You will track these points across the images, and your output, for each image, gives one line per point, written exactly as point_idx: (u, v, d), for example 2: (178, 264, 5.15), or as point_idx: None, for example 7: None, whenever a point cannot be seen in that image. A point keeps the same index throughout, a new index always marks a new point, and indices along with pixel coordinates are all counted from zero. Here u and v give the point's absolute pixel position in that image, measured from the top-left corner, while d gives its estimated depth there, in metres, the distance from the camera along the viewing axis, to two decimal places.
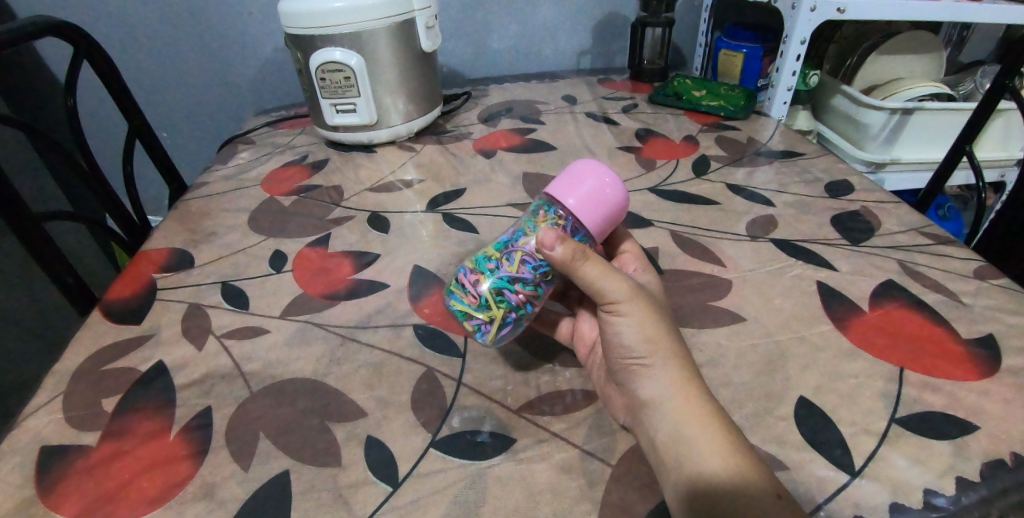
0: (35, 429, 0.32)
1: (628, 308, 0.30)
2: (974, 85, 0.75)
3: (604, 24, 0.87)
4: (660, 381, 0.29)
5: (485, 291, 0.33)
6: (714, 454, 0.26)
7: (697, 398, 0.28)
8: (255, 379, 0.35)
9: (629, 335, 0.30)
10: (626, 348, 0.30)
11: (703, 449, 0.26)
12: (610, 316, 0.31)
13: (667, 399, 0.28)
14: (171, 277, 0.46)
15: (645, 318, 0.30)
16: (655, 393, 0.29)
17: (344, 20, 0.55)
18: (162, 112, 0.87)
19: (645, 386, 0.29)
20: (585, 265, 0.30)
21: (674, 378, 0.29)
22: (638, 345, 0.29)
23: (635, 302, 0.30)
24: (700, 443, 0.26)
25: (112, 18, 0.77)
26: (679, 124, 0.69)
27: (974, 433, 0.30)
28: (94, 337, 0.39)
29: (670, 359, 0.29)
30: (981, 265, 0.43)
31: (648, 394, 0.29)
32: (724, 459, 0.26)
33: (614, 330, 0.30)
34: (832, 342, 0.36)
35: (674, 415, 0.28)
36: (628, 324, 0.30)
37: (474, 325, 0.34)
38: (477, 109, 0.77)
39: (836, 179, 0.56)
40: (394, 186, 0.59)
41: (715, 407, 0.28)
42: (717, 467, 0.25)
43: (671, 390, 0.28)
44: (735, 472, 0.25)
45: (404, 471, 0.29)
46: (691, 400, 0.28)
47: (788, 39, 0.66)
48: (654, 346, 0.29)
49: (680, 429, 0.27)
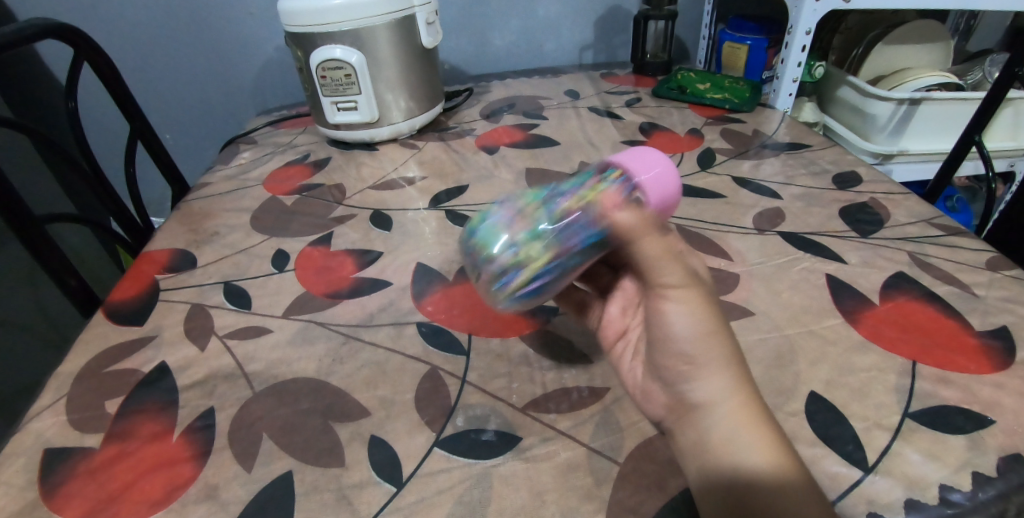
0: (39, 431, 0.32)
1: (684, 296, 0.26)
2: (982, 74, 0.74)
3: (607, 18, 0.86)
4: (716, 381, 0.25)
5: (523, 231, 0.30)
6: (767, 461, 0.24)
7: (753, 397, 0.25)
8: (258, 379, 0.35)
9: (684, 325, 0.26)
10: (678, 341, 0.26)
11: (757, 455, 0.24)
12: (659, 301, 0.26)
13: (722, 404, 0.25)
14: (174, 278, 0.46)
15: (705, 307, 0.26)
16: (711, 393, 0.25)
17: (343, 17, 0.54)
18: (164, 113, 0.87)
19: (698, 387, 0.26)
20: (648, 238, 0.27)
21: (733, 376, 0.25)
22: (694, 339, 0.25)
23: (691, 288, 0.26)
24: (755, 451, 0.24)
25: (114, 20, 0.77)
26: (683, 118, 0.68)
27: (991, 427, 0.29)
28: (97, 338, 0.39)
29: (729, 360, 0.26)
30: (994, 256, 0.42)
31: (701, 396, 0.25)
32: (777, 465, 0.24)
33: (664, 317, 0.26)
34: (842, 335, 0.36)
35: (727, 423, 0.25)
36: (683, 313, 0.26)
37: (498, 269, 0.30)
38: (479, 105, 0.76)
39: (844, 171, 0.55)
40: (396, 183, 0.59)
41: (768, 421, 0.25)
42: (770, 476, 0.24)
43: (726, 389, 0.25)
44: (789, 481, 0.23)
45: (408, 471, 0.29)
46: (748, 399, 0.25)
47: (794, 30, 0.65)
48: (713, 339, 0.25)
49: (735, 433, 0.24)
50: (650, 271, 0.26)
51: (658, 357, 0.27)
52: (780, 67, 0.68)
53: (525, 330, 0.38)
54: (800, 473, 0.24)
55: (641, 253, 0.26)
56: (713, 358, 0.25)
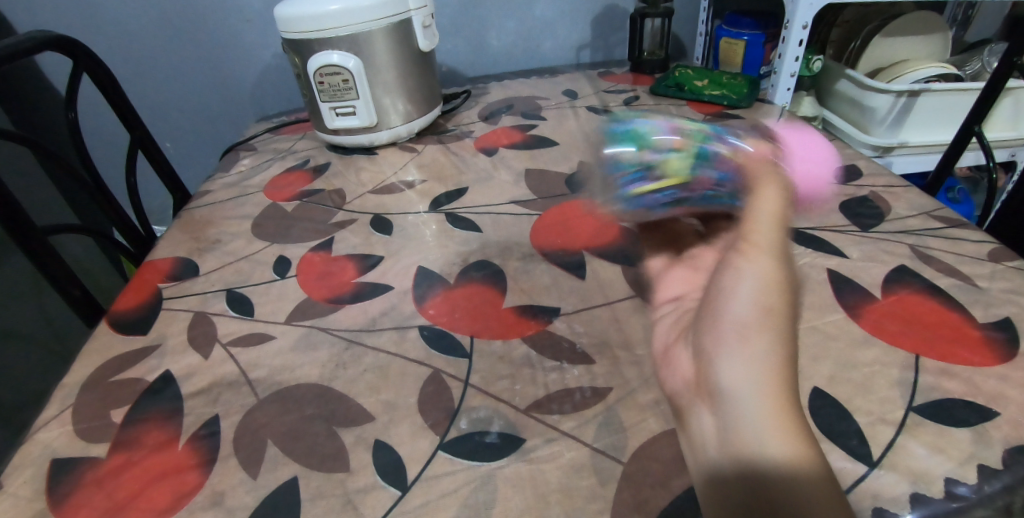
0: (45, 442, 0.32)
1: (761, 264, 0.25)
2: (981, 64, 0.74)
3: (603, 17, 0.86)
4: (760, 362, 0.23)
5: (668, 165, 0.35)
6: (781, 440, 0.21)
7: (791, 390, 0.23)
8: (262, 386, 0.35)
9: (744, 299, 0.25)
10: (735, 308, 0.25)
11: (779, 447, 0.21)
12: (728, 269, 0.26)
13: (752, 386, 0.22)
14: (177, 286, 0.46)
15: (774, 284, 0.25)
16: (745, 372, 0.23)
17: (340, 22, 0.55)
18: (163, 122, 0.87)
19: (734, 363, 0.23)
20: (769, 190, 0.29)
21: (777, 363, 0.23)
22: (757, 307, 0.24)
23: (768, 258, 0.26)
24: (770, 431, 0.21)
25: (112, 29, 0.77)
26: (681, 115, 0.68)
27: (995, 420, 0.29)
28: (102, 348, 0.39)
29: (779, 340, 0.23)
30: (995, 247, 0.42)
31: (733, 374, 0.23)
32: (793, 452, 0.21)
33: (723, 288, 0.26)
34: (844, 330, 0.35)
35: (757, 404, 0.22)
36: (742, 284, 0.25)
37: (634, 171, 0.35)
38: (477, 107, 0.76)
39: (844, 165, 0.55)
40: (395, 187, 0.59)
41: (802, 422, 0.22)
42: (784, 465, 0.21)
43: (765, 373, 0.22)
44: (797, 460, 0.21)
45: (413, 474, 0.29)
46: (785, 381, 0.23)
47: (790, 25, 0.65)
48: (769, 318, 0.24)
49: (750, 397, 0.22)
50: (748, 228, 0.27)
51: (700, 326, 0.26)
52: (777, 62, 0.68)
53: (527, 331, 0.38)
54: (820, 458, 0.21)
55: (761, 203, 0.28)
56: (762, 332, 0.23)
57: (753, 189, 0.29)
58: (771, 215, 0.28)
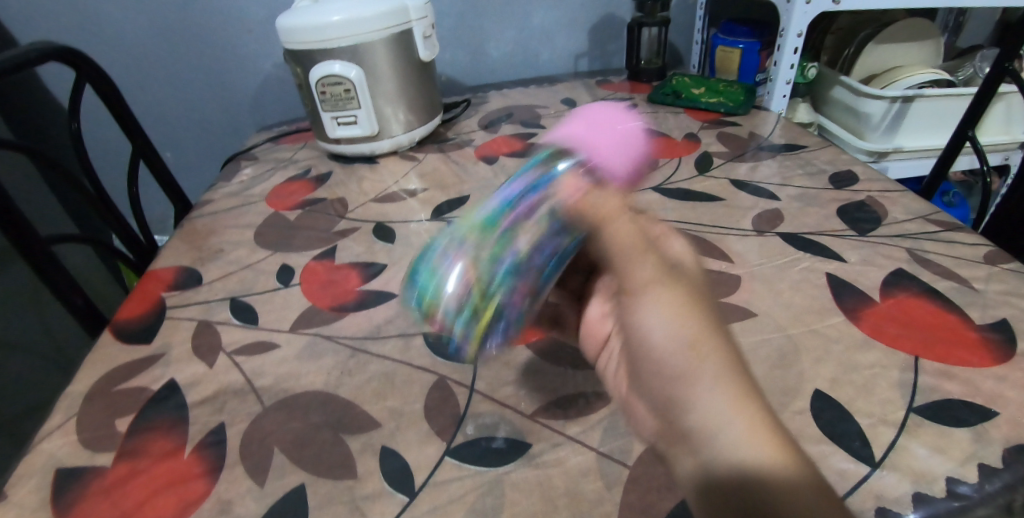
0: (50, 451, 0.32)
1: (663, 303, 0.23)
2: (973, 70, 0.75)
3: (600, 27, 0.87)
4: (704, 396, 0.21)
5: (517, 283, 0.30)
6: (762, 447, 0.20)
7: (750, 401, 0.21)
8: (267, 394, 0.35)
9: (664, 329, 0.23)
10: (658, 345, 0.23)
11: (761, 451, 0.19)
12: (636, 312, 0.24)
13: (716, 419, 0.20)
14: (180, 296, 0.46)
15: (687, 305, 0.23)
16: (703, 410, 0.21)
17: (342, 33, 0.55)
18: (164, 132, 0.88)
19: (688, 409, 0.21)
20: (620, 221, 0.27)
21: (725, 381, 0.21)
22: (679, 336, 0.22)
23: (663, 289, 0.24)
24: (752, 445, 0.19)
25: (114, 40, 0.78)
26: (679, 123, 0.69)
27: (994, 419, 0.29)
28: (106, 358, 0.39)
29: (720, 359, 0.22)
30: (991, 250, 0.42)
31: (695, 421, 0.21)
32: (773, 452, 0.20)
33: (644, 327, 0.23)
34: (844, 333, 0.36)
35: (732, 441, 0.20)
36: (653, 320, 0.23)
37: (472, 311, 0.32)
38: (477, 116, 0.77)
39: (840, 170, 0.56)
40: (397, 195, 0.59)
41: (769, 417, 0.21)
42: (776, 467, 0.19)
43: (722, 401, 0.21)
44: (777, 465, 0.19)
45: (420, 480, 0.29)
46: (748, 393, 0.21)
47: (785, 33, 0.66)
48: (695, 346, 0.22)
49: (720, 421, 0.20)
50: (621, 259, 0.25)
51: (641, 369, 0.24)
52: (773, 70, 0.69)
53: (531, 338, 0.38)
54: (803, 461, 0.20)
55: (608, 239, 0.26)
56: (700, 361, 0.22)
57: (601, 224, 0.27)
58: (631, 240, 0.26)
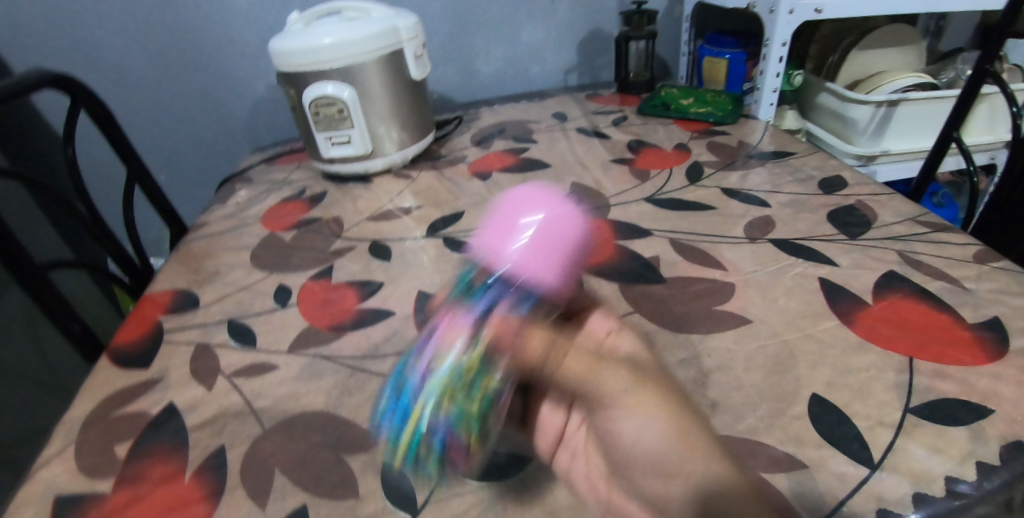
0: (48, 479, 0.32)
1: (641, 399, 0.25)
2: (955, 73, 0.77)
3: (589, 41, 0.89)
4: (684, 461, 0.24)
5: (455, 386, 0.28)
6: (706, 469, 0.24)
7: (694, 433, 0.25)
8: (267, 416, 0.35)
9: (643, 431, 0.24)
10: (639, 442, 0.24)
11: (709, 475, 0.23)
12: (614, 425, 0.25)
13: (678, 475, 0.23)
14: (177, 319, 0.46)
15: (664, 408, 0.25)
16: (684, 482, 0.23)
17: (334, 55, 0.56)
18: (160, 156, 0.88)
19: (665, 484, 0.23)
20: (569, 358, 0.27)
21: (700, 453, 0.24)
22: (657, 437, 0.24)
23: (643, 391, 0.25)
24: (689, 462, 0.24)
25: (109, 65, 0.79)
26: (669, 134, 0.70)
27: (990, 417, 0.30)
28: (103, 384, 0.39)
29: (691, 434, 0.24)
30: (980, 250, 0.43)
31: (673, 488, 0.23)
32: (719, 471, 0.24)
33: (618, 432, 0.25)
34: (840, 337, 0.36)
35: (682, 473, 0.23)
36: (641, 428, 0.24)
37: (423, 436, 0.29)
38: (470, 132, 0.78)
39: (829, 176, 0.56)
40: (393, 213, 0.60)
41: (703, 435, 0.25)
42: (721, 482, 0.23)
43: (687, 457, 0.24)
44: (731, 483, 0.23)
45: (424, 497, 0.29)
46: (715, 452, 0.24)
47: (770, 42, 0.67)
48: (677, 435, 0.24)
49: (683, 467, 0.23)
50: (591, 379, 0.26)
51: (628, 475, 0.24)
52: (760, 79, 0.70)
53: None
54: (745, 480, 0.24)
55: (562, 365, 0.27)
56: (678, 434, 0.24)
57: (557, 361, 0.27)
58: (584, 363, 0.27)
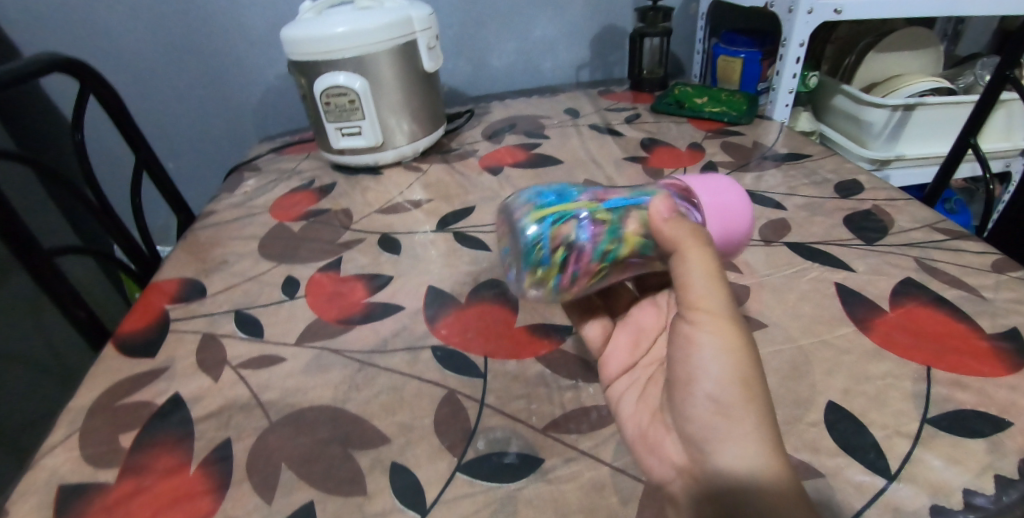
0: (52, 468, 0.32)
1: (717, 330, 0.26)
2: (974, 77, 0.75)
3: (603, 37, 0.88)
4: (739, 428, 0.25)
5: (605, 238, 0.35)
6: (751, 446, 0.24)
7: (762, 410, 0.25)
8: (274, 409, 0.35)
9: (715, 365, 0.26)
10: (706, 381, 0.26)
11: (754, 453, 0.24)
12: (691, 352, 0.27)
13: (722, 436, 0.25)
14: (183, 308, 0.46)
15: (737, 352, 0.26)
16: (735, 449, 0.24)
17: (347, 44, 0.55)
18: (168, 142, 0.88)
19: (724, 445, 0.25)
20: (692, 252, 0.27)
21: (758, 428, 0.24)
22: (723, 385, 0.25)
23: (724, 321, 0.26)
24: (737, 431, 0.25)
25: (118, 51, 0.79)
26: (682, 132, 0.69)
27: (1009, 430, 0.29)
28: (108, 372, 0.39)
29: (760, 409, 0.25)
30: (998, 258, 0.42)
31: (722, 450, 0.25)
32: (760, 456, 0.24)
33: (692, 357, 0.27)
34: (856, 344, 0.36)
35: (722, 427, 0.25)
36: (711, 360, 0.26)
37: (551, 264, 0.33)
38: (481, 126, 0.77)
39: (845, 180, 0.56)
40: (402, 206, 0.59)
41: (767, 409, 0.25)
42: (758, 468, 0.24)
43: (747, 424, 0.25)
44: (777, 477, 0.23)
45: (432, 496, 0.29)
46: (768, 436, 0.24)
47: (787, 42, 0.66)
48: (748, 388, 0.25)
49: (721, 429, 0.25)
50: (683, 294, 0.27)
51: (678, 400, 0.27)
52: (776, 79, 0.69)
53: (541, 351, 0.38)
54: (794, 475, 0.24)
55: (683, 272, 0.27)
56: (748, 405, 0.25)
57: (677, 254, 0.28)
58: (702, 278, 0.27)
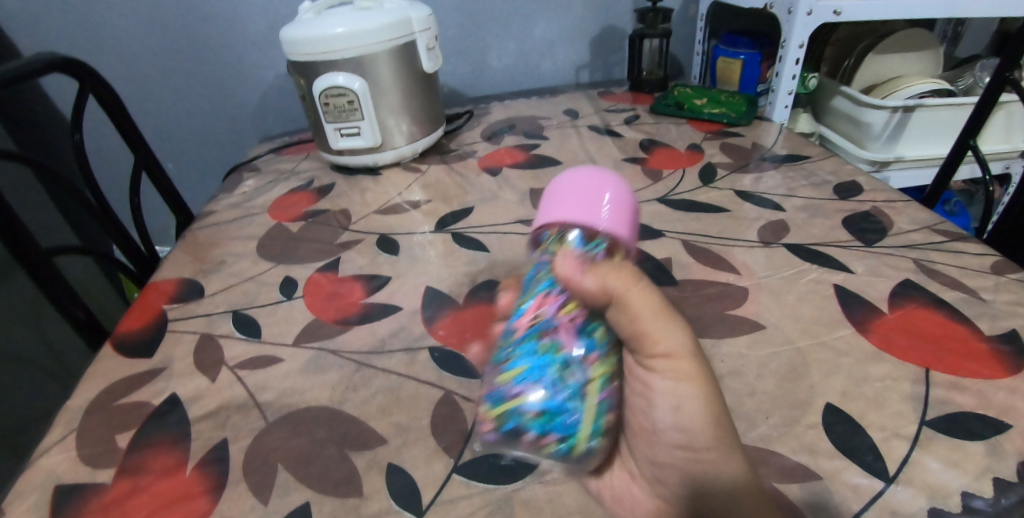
0: (48, 468, 0.32)
1: (678, 376, 0.26)
2: (973, 79, 0.75)
3: (602, 39, 0.88)
4: (715, 462, 0.26)
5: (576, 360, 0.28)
6: (732, 468, 0.26)
7: (724, 434, 0.26)
8: (271, 409, 0.35)
9: (677, 407, 0.26)
10: (671, 424, 0.26)
11: (730, 473, 0.26)
12: (650, 383, 0.26)
13: (715, 479, 0.26)
14: (181, 308, 0.46)
15: (696, 389, 0.26)
16: (714, 478, 0.26)
17: (346, 45, 0.55)
18: (168, 143, 0.88)
19: (702, 474, 0.26)
20: (631, 296, 0.26)
21: (731, 458, 0.26)
22: (689, 423, 0.26)
23: (683, 365, 0.26)
24: (714, 461, 0.26)
25: (117, 51, 0.79)
26: (681, 133, 0.69)
27: (1008, 432, 0.29)
28: (105, 372, 0.39)
29: (729, 440, 0.26)
30: (998, 260, 0.42)
31: (704, 482, 0.26)
32: (736, 477, 0.26)
33: (651, 398, 0.26)
34: (854, 346, 0.36)
35: (701, 457, 0.26)
36: (676, 399, 0.26)
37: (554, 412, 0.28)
38: (480, 127, 0.77)
39: (844, 181, 0.55)
40: (401, 207, 0.59)
41: (724, 422, 0.26)
42: (733, 484, 0.26)
43: (722, 457, 0.26)
44: (745, 486, 0.26)
45: (429, 498, 0.28)
46: (738, 455, 0.26)
47: (787, 44, 0.66)
48: (708, 421, 0.26)
49: (701, 461, 0.26)
50: (640, 340, 0.26)
51: (647, 438, 0.27)
52: (775, 80, 0.69)
53: None
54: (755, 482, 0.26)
55: (630, 320, 0.26)
56: (713, 438, 0.26)
57: (616, 304, 0.26)
58: (649, 313, 0.26)
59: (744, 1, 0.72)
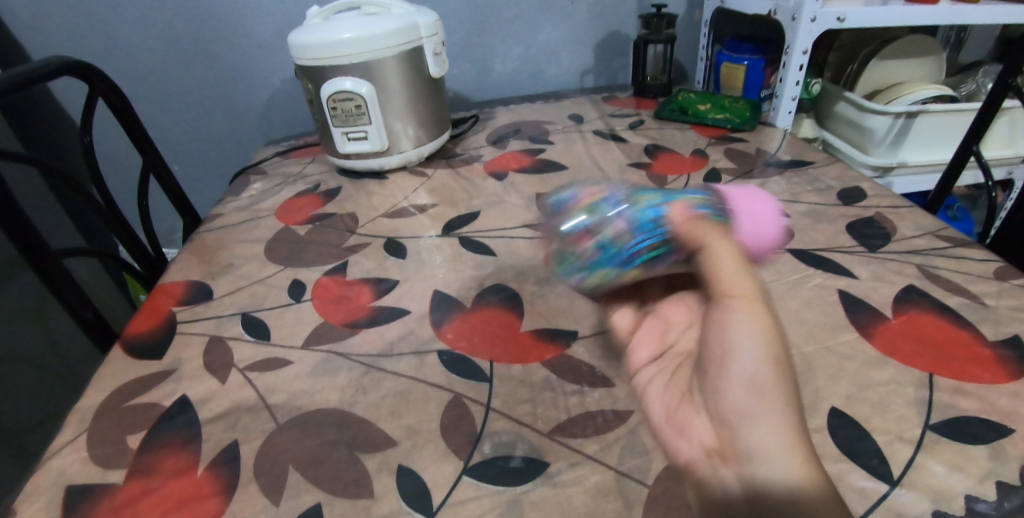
0: (61, 468, 0.32)
1: (753, 314, 0.24)
2: (976, 85, 0.76)
3: (606, 44, 0.88)
4: (765, 435, 0.22)
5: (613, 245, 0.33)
6: (792, 461, 0.21)
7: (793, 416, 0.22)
8: (281, 411, 0.35)
9: (752, 351, 0.23)
10: (739, 363, 0.23)
11: (790, 467, 0.21)
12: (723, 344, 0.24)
13: (776, 453, 0.21)
14: (190, 310, 0.46)
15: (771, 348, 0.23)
16: (764, 442, 0.22)
17: (353, 50, 0.56)
18: (175, 146, 0.88)
19: (755, 436, 0.22)
20: (710, 242, 0.27)
21: (797, 447, 0.22)
22: (755, 380, 0.23)
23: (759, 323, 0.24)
24: (771, 431, 0.22)
25: (126, 56, 0.79)
26: (685, 139, 0.70)
27: (1011, 437, 0.29)
28: (116, 373, 0.39)
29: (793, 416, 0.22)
30: (1001, 266, 0.42)
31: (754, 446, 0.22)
32: (801, 472, 0.21)
33: (725, 345, 0.24)
34: (858, 351, 0.36)
35: (762, 423, 0.22)
36: (747, 353, 0.23)
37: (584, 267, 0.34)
38: (486, 132, 0.78)
39: (848, 187, 0.56)
40: (407, 211, 0.60)
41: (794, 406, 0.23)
42: (798, 483, 0.21)
43: (784, 437, 0.22)
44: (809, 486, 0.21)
45: (438, 499, 0.29)
46: (803, 440, 0.22)
47: (791, 50, 0.66)
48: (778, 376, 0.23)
49: (767, 435, 0.22)
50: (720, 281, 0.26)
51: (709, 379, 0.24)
52: (779, 86, 0.70)
53: (547, 356, 0.38)
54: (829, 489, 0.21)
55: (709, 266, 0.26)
56: (777, 405, 0.22)
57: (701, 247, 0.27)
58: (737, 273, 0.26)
59: (748, 8, 0.73)
